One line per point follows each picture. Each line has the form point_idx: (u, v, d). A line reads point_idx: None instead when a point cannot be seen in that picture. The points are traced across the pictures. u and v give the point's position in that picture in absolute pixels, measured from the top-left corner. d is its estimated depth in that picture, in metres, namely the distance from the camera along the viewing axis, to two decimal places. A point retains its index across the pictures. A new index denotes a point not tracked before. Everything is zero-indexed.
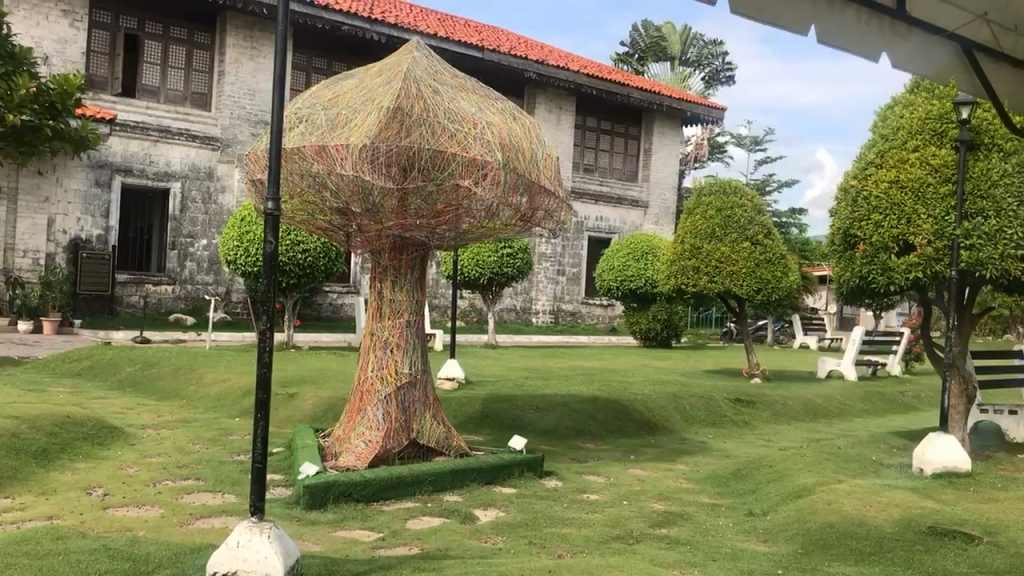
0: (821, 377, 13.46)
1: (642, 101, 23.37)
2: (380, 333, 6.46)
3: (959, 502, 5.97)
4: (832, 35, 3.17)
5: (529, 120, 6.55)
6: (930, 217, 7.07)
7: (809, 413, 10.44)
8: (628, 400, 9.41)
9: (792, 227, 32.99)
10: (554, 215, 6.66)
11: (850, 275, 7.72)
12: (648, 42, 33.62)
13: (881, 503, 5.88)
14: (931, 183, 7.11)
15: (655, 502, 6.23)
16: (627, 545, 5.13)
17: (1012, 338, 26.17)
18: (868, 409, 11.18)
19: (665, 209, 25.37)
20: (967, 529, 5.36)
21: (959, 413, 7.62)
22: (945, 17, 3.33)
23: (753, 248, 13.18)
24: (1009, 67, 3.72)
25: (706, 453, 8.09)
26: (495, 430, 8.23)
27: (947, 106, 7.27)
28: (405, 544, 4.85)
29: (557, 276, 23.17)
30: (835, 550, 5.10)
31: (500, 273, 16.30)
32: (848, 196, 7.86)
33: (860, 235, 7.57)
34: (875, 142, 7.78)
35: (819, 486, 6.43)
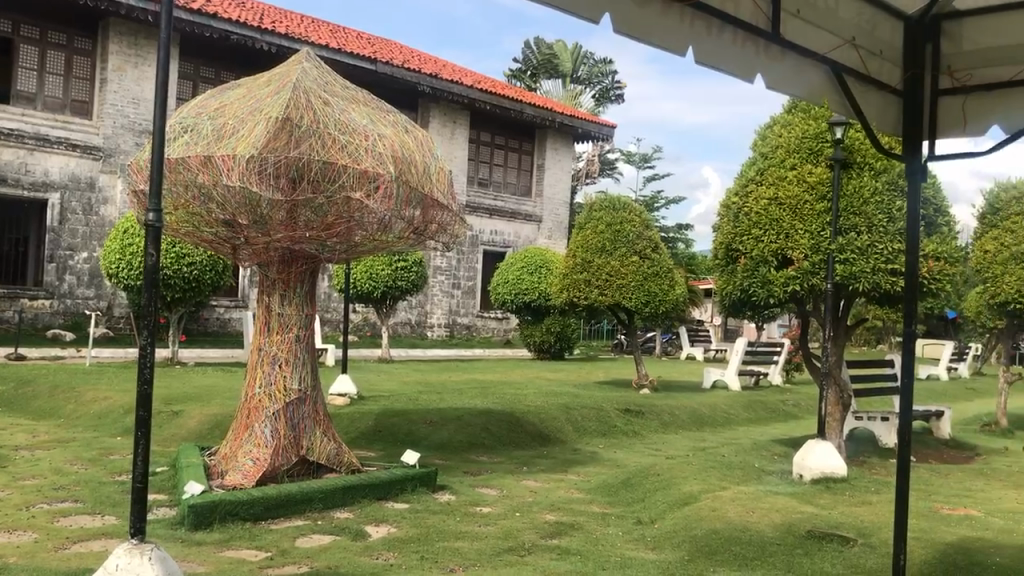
0: (706, 387, 13.79)
1: (534, 117, 23.64)
2: (268, 348, 6.33)
3: (836, 506, 6.21)
4: (709, 56, 3.29)
5: (422, 133, 6.53)
6: (807, 232, 7.37)
7: (696, 423, 10.69)
8: (521, 412, 9.46)
9: (679, 242, 33.83)
10: (448, 228, 6.65)
11: (732, 288, 7.92)
12: (539, 59, 34.21)
13: (763, 509, 6.08)
14: (807, 200, 7.40)
15: (546, 513, 6.28)
16: (519, 557, 5.15)
17: (885, 348, 27.45)
18: (751, 418, 11.54)
19: (558, 224, 25.75)
20: (844, 532, 5.59)
21: (836, 420, 7.86)
22: (817, 41, 3.49)
23: (641, 262, 13.43)
24: (877, 89, 3.86)
25: (597, 463, 8.19)
26: (388, 446, 8.16)
27: (822, 125, 7.59)
28: (294, 563, 4.76)
29: (452, 290, 23.15)
30: (720, 556, 5.24)
31: (393, 286, 16.19)
32: (729, 213, 8.04)
33: (741, 249, 7.76)
34: (755, 160, 7.99)
35: (704, 493, 6.60)
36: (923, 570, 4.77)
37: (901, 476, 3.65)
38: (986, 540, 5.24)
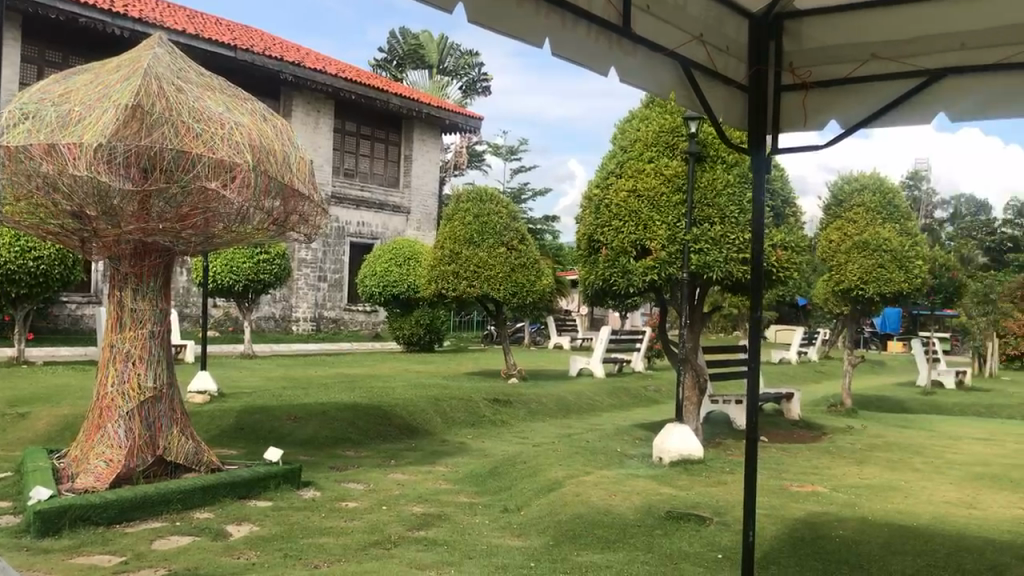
0: (572, 375, 14.04)
1: (400, 107, 23.47)
2: (120, 345, 6.07)
3: (694, 487, 6.44)
4: (564, 49, 3.34)
5: (281, 122, 6.37)
6: (665, 224, 7.59)
7: (562, 410, 10.88)
8: (389, 405, 9.41)
9: (546, 233, 34.28)
10: (309, 219, 6.53)
11: (594, 278, 8.05)
12: (405, 49, 33.97)
13: (624, 492, 6.25)
14: (664, 192, 7.62)
15: (413, 505, 6.27)
16: (386, 550, 5.12)
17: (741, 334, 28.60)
18: (615, 404, 11.82)
19: (426, 215, 25.67)
20: (700, 511, 5.80)
21: (693, 404, 8.14)
22: (667, 37, 3.60)
23: (509, 253, 13.55)
24: (724, 84, 4.00)
25: (464, 454, 8.22)
26: (251, 443, 7.96)
27: (677, 120, 7.80)
28: (150, 566, 4.59)
29: (318, 283, 22.76)
30: (582, 539, 5.35)
31: (256, 279, 15.79)
32: (591, 204, 8.16)
33: (603, 240, 7.91)
34: (615, 153, 8.11)
35: (568, 479, 6.73)
36: (773, 544, 5.01)
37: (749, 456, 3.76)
38: (830, 514, 5.54)
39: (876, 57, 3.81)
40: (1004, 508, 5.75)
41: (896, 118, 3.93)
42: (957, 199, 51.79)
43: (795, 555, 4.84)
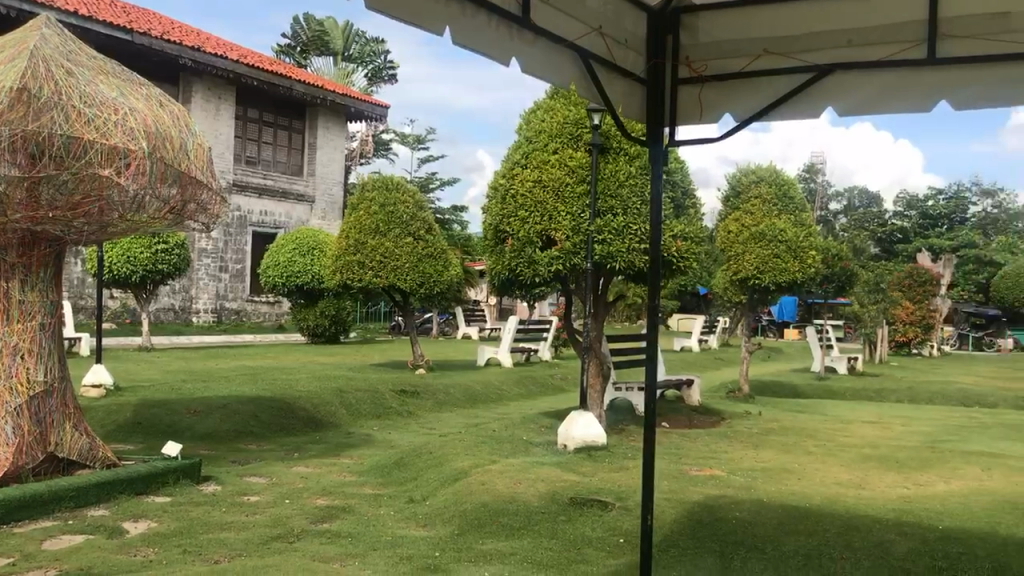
0: (480, 365, 14.08)
1: (304, 94, 23.11)
2: (7, 338, 5.81)
3: (597, 473, 6.54)
4: (465, 37, 3.34)
5: (178, 108, 6.19)
6: (569, 214, 7.67)
7: (469, 400, 10.90)
8: (293, 397, 9.28)
9: (454, 223, 34.25)
10: (207, 208, 6.38)
11: (500, 267, 8.07)
12: (309, 35, 33.40)
13: (529, 480, 6.31)
14: (568, 183, 7.69)
15: (317, 498, 6.20)
16: (288, 544, 5.05)
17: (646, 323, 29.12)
18: (522, 393, 11.92)
19: (331, 204, 25.34)
20: (604, 496, 5.90)
21: (597, 391, 8.27)
22: (566, 28, 3.64)
23: (415, 243, 13.52)
24: (620, 76, 4.07)
25: (369, 445, 8.16)
26: (149, 438, 7.74)
27: (581, 111, 7.88)
28: (40, 567, 4.43)
29: (219, 273, 22.25)
30: (487, 528, 5.38)
31: (154, 270, 15.36)
32: (497, 194, 8.18)
33: (509, 230, 7.92)
34: (520, 143, 8.14)
35: (474, 467, 6.75)
36: (673, 527, 5.12)
37: (648, 441, 3.83)
38: (727, 497, 5.70)
39: (768, 52, 3.93)
40: (891, 487, 6.00)
41: (782, 113, 4.06)
42: (851, 192, 53.70)
43: (694, 537, 4.97)
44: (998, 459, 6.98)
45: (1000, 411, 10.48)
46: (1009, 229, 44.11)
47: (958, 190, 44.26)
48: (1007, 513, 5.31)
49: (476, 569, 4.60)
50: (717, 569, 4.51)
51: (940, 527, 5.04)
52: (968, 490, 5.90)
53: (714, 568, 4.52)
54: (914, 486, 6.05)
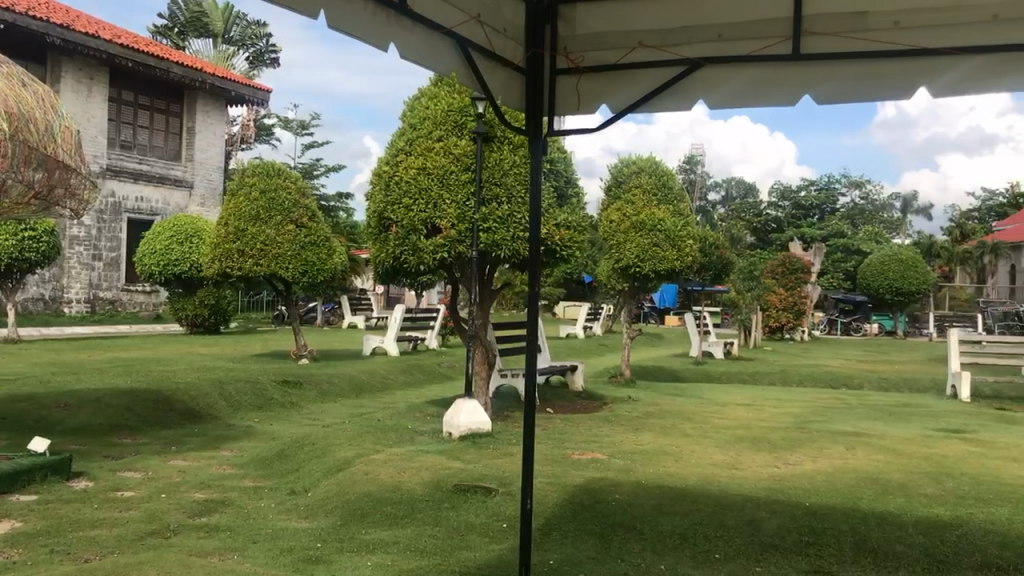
0: (365, 354, 13.96)
1: (183, 77, 22.46)
2: None
3: (481, 460, 6.58)
4: (341, 21, 3.30)
5: (43, 89, 5.90)
6: (452, 202, 7.65)
7: (353, 389, 10.80)
8: (170, 389, 9.00)
9: (339, 210, 33.85)
10: (76, 193, 6.11)
11: (384, 255, 7.93)
12: (187, 16, 32.27)
13: (413, 468, 6.31)
14: (452, 171, 7.66)
15: (195, 492, 6.05)
16: (164, 539, 4.92)
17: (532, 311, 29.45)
18: (408, 381, 11.89)
19: (211, 190, 24.67)
20: (487, 483, 5.94)
21: (483, 378, 8.30)
22: (444, 15, 3.63)
23: (298, 231, 13.32)
24: (501, 66, 4.11)
25: (250, 437, 8.01)
26: (14, 434, 7.38)
27: (466, 99, 7.89)
28: None
29: (92, 261, 21.41)
30: (370, 517, 5.35)
31: (20, 257, 14.64)
32: (380, 181, 8.03)
33: (392, 218, 7.77)
34: (403, 130, 8.06)
35: (357, 458, 6.70)
36: (554, 511, 5.20)
37: (528, 427, 3.86)
38: (608, 480, 5.83)
39: (643, 44, 4.00)
40: (763, 467, 6.25)
41: (664, 101, 4.18)
42: (729, 183, 55.37)
43: (575, 520, 5.06)
44: (860, 438, 7.35)
45: (864, 392, 11.02)
46: (874, 219, 46.33)
47: (828, 182, 46.19)
48: (868, 489, 5.60)
49: (358, 558, 4.58)
50: (597, 550, 4.61)
51: (806, 504, 5.28)
52: (834, 468, 6.19)
53: (594, 549, 4.62)
54: (783, 465, 6.31)
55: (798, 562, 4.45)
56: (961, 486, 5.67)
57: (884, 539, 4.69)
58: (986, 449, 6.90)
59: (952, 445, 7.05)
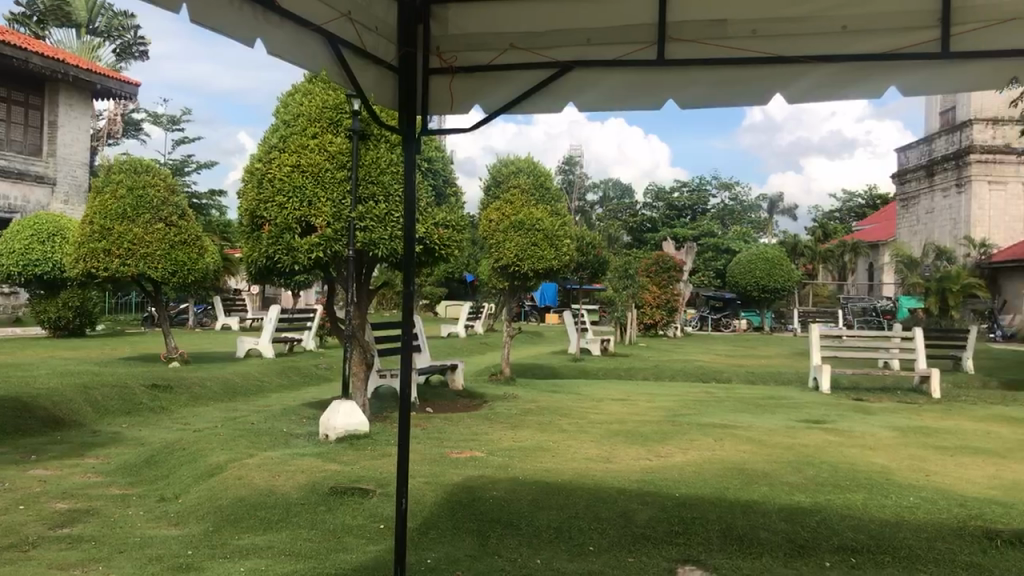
0: (239, 356, 13.63)
1: (42, 68, 21.41)
2: None
3: (357, 461, 6.52)
4: (207, 15, 3.23)
5: None
6: (328, 200, 7.56)
7: (227, 392, 10.53)
8: (29, 395, 8.57)
9: (212, 208, 32.96)
10: None
11: (256, 255, 7.75)
12: (48, 4, 30.14)
13: (288, 471, 6.21)
14: (328, 168, 7.57)
15: (57, 502, 5.79)
16: (23, 553, 4.69)
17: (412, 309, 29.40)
18: (284, 383, 11.68)
19: (75, 187, 23.65)
20: (364, 484, 5.90)
21: (360, 379, 8.22)
22: (313, 12, 3.60)
23: (167, 230, 12.91)
24: (374, 64, 4.11)
25: (117, 444, 7.71)
26: None
27: (341, 97, 7.82)
28: None
29: None
30: (244, 522, 5.24)
31: None
32: (252, 178, 7.82)
33: (264, 216, 7.59)
34: (276, 127, 7.89)
35: (230, 462, 6.54)
36: (432, 510, 5.21)
37: (402, 427, 3.86)
38: (485, 476, 5.87)
39: (516, 46, 4.03)
40: (636, 460, 6.41)
41: (536, 103, 4.25)
42: (605, 184, 56.43)
43: (452, 518, 5.08)
44: (728, 430, 7.63)
45: (733, 386, 11.43)
46: (743, 220, 48.08)
47: (699, 183, 47.66)
48: (734, 479, 5.82)
49: (231, 564, 4.48)
50: (474, 548, 4.64)
51: (676, 494, 5.45)
52: (703, 459, 6.40)
53: (472, 547, 4.65)
54: (655, 457, 6.49)
55: (669, 552, 4.59)
56: (820, 473, 5.96)
57: (749, 527, 4.89)
58: (842, 438, 7.27)
59: (813, 435, 7.40)
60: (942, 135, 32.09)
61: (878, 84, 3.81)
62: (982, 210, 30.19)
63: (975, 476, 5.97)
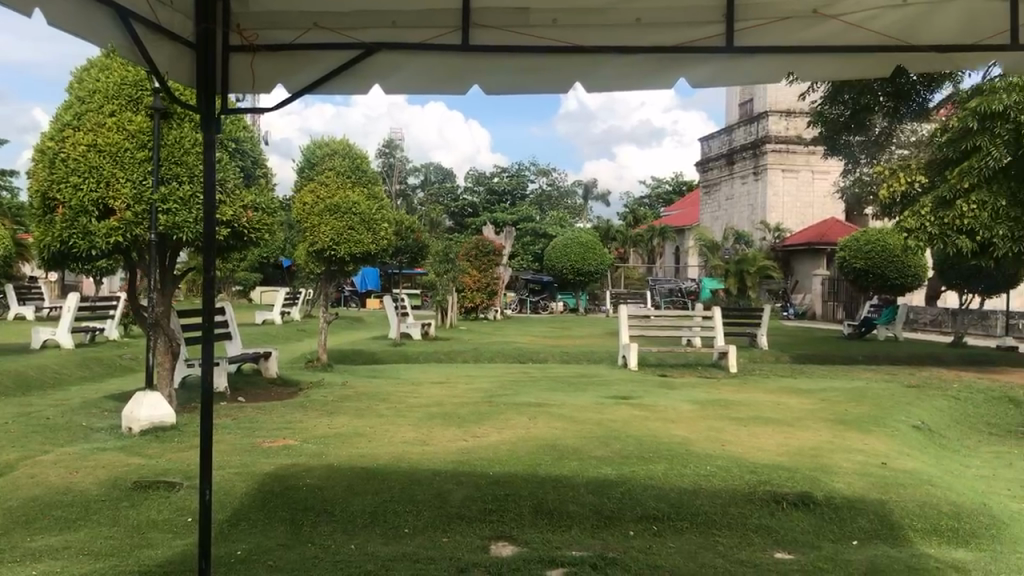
0: (35, 348, 12.79)
1: None
2: None
3: (163, 454, 6.26)
4: None
5: None
6: (128, 181, 7.20)
7: (20, 386, 9.86)
8: None
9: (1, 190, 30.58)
10: None
11: (50, 239, 7.29)
12: None
13: (87, 467, 5.89)
14: (128, 148, 7.22)
15: None
16: None
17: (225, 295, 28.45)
18: (85, 375, 11.07)
19: None
20: (170, 477, 5.67)
21: (165, 369, 7.88)
22: None
23: None
24: (168, 39, 3.94)
25: None
26: None
27: (141, 72, 7.47)
28: None
29: None
30: (38, 523, 4.92)
31: None
32: (44, 157, 7.32)
33: (58, 197, 7.14)
34: (70, 103, 7.44)
35: (22, 460, 6.13)
36: (242, 501, 5.08)
37: (205, 435, 3.76)
38: (298, 465, 5.78)
39: (319, 26, 3.94)
40: (451, 441, 6.47)
41: (339, 84, 4.20)
42: (426, 167, 56.34)
43: (264, 508, 4.97)
44: (541, 408, 7.84)
45: (547, 366, 11.76)
46: (560, 204, 49.27)
47: (518, 169, 48.45)
48: (546, 455, 6.00)
49: (21, 568, 4.21)
50: (287, 537, 4.57)
51: (490, 473, 5.56)
52: (517, 438, 6.55)
53: (283, 536, 4.58)
54: (471, 438, 6.58)
55: (481, 530, 4.68)
56: (626, 446, 6.22)
57: (559, 500, 5.05)
58: (647, 413, 7.63)
59: (620, 410, 7.73)
60: (741, 126, 34.01)
61: (670, 76, 4.04)
62: (777, 196, 32.21)
63: (765, 444, 6.41)
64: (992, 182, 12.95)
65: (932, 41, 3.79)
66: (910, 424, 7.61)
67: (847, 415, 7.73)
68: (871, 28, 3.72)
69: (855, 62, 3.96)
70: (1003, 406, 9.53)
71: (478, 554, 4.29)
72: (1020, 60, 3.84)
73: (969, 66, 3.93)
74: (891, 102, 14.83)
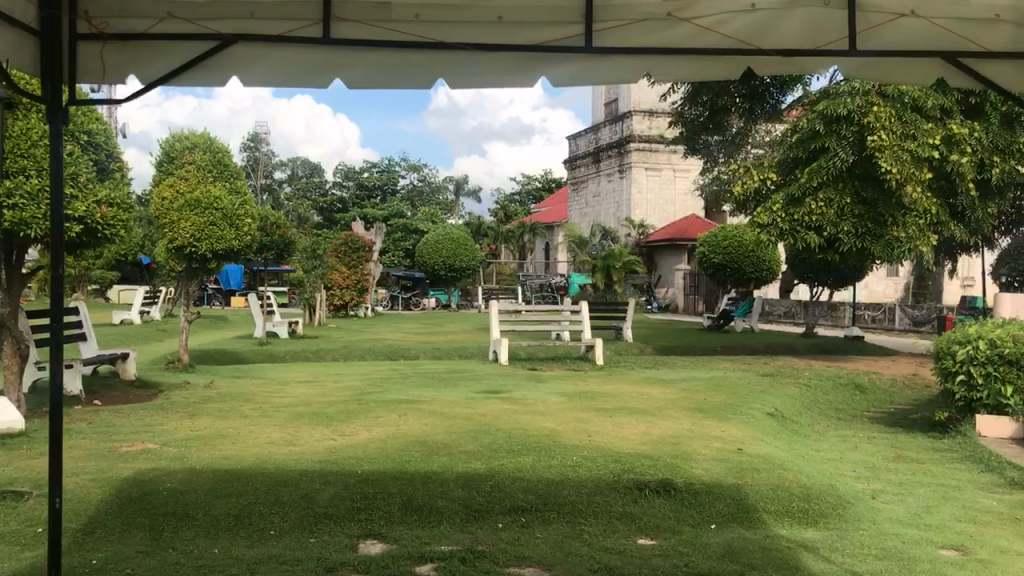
0: None
1: None
2: None
3: (11, 463, 5.94)
4: None
5: None
6: None
7: None
8: None
9: None
10: None
11: None
12: None
13: None
14: None
15: None
16: None
17: (79, 295, 27.08)
18: None
19: None
20: (18, 487, 5.38)
21: (13, 373, 7.44)
22: None
23: None
24: (8, 25, 3.74)
25: None
26: None
27: None
28: None
29: None
30: None
31: None
32: None
33: None
34: None
35: None
36: (99, 507, 4.88)
37: (54, 436, 3.62)
38: (157, 469, 5.59)
39: (173, 15, 3.81)
40: (319, 441, 6.38)
41: (194, 74, 4.09)
42: (293, 162, 55.12)
43: (122, 515, 4.78)
44: (411, 405, 7.83)
45: (417, 362, 11.73)
46: (431, 201, 49.09)
47: (389, 165, 47.94)
48: (416, 451, 6.00)
49: None
50: (146, 543, 4.42)
51: (359, 471, 5.52)
52: (386, 435, 6.51)
53: (143, 542, 4.42)
54: (339, 437, 6.52)
55: (349, 528, 4.65)
56: (495, 441, 6.28)
57: (429, 496, 5.05)
58: (516, 406, 7.73)
59: (489, 405, 7.81)
60: (606, 125, 34.75)
61: (532, 74, 4.11)
62: (641, 194, 33.07)
63: (630, 434, 6.59)
64: (838, 181, 13.72)
65: (778, 46, 3.97)
66: (766, 412, 7.97)
67: (706, 404, 8.05)
68: (722, 31, 3.87)
69: (708, 64, 4.12)
70: (849, 392, 10.09)
71: (345, 553, 4.26)
72: (858, 65, 4.07)
73: (813, 70, 4.15)
74: (747, 103, 15.49)
